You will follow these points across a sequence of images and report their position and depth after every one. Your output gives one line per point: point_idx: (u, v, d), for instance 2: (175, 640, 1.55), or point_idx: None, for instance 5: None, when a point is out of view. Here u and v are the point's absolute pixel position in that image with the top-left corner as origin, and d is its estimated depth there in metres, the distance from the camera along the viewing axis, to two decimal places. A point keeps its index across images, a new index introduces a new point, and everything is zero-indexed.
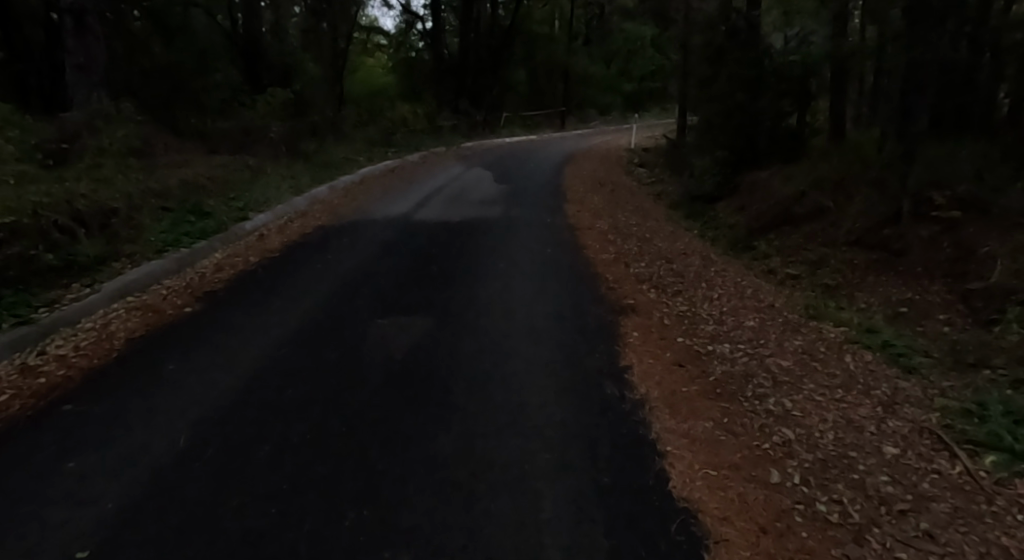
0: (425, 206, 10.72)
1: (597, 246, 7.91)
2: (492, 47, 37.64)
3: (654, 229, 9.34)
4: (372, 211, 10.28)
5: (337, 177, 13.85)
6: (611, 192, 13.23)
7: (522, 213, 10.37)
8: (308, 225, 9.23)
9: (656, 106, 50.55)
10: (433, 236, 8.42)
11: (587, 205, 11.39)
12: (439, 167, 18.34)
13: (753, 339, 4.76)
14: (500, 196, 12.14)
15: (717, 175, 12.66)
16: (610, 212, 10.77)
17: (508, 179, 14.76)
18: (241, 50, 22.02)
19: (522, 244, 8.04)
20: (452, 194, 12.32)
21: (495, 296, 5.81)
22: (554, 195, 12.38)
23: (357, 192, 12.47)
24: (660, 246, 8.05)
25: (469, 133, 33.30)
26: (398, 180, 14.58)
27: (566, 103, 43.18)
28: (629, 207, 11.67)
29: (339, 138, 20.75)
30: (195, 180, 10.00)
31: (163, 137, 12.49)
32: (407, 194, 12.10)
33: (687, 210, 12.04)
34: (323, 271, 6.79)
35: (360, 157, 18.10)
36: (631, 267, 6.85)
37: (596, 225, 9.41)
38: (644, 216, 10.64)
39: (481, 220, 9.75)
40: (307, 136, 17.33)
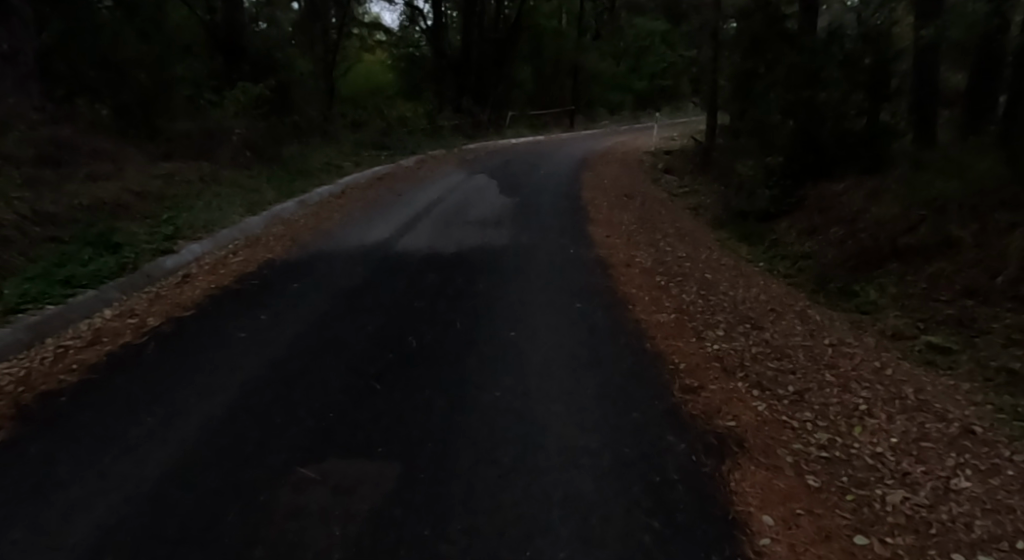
0: (410, 230, 8.55)
1: (645, 298, 5.64)
2: (498, 42, 35.44)
3: (711, 264, 7.10)
4: (344, 238, 8.10)
5: (313, 188, 11.69)
6: (641, 208, 10.96)
7: (535, 240, 8.15)
8: (255, 259, 7.04)
9: (668, 104, 48.17)
10: (415, 281, 6.22)
11: (616, 225, 9.12)
12: (436, 174, 16.13)
13: (1002, 537, 2.45)
14: (505, 214, 9.94)
15: (771, 187, 10.39)
16: (645, 234, 8.54)
17: (515, 191, 12.55)
18: (218, 43, 19.85)
19: (539, 293, 5.81)
20: (447, 211, 10.10)
21: (505, 409, 3.58)
22: (574, 212, 10.14)
23: (332, 208, 10.27)
24: (734, 297, 5.77)
25: (472, 133, 31.17)
26: (386, 191, 12.39)
27: (575, 102, 41.03)
28: (667, 226, 9.42)
29: (327, 141, 18.58)
30: (119, 198, 7.86)
31: (98, 142, 10.34)
32: (392, 213, 9.92)
33: (737, 230, 9.77)
34: (245, 345, 4.56)
35: (346, 163, 15.93)
36: (707, 343, 4.57)
37: (635, 258, 7.14)
38: (690, 241, 8.43)
39: (481, 251, 7.53)
40: (286, 139, 15.19)
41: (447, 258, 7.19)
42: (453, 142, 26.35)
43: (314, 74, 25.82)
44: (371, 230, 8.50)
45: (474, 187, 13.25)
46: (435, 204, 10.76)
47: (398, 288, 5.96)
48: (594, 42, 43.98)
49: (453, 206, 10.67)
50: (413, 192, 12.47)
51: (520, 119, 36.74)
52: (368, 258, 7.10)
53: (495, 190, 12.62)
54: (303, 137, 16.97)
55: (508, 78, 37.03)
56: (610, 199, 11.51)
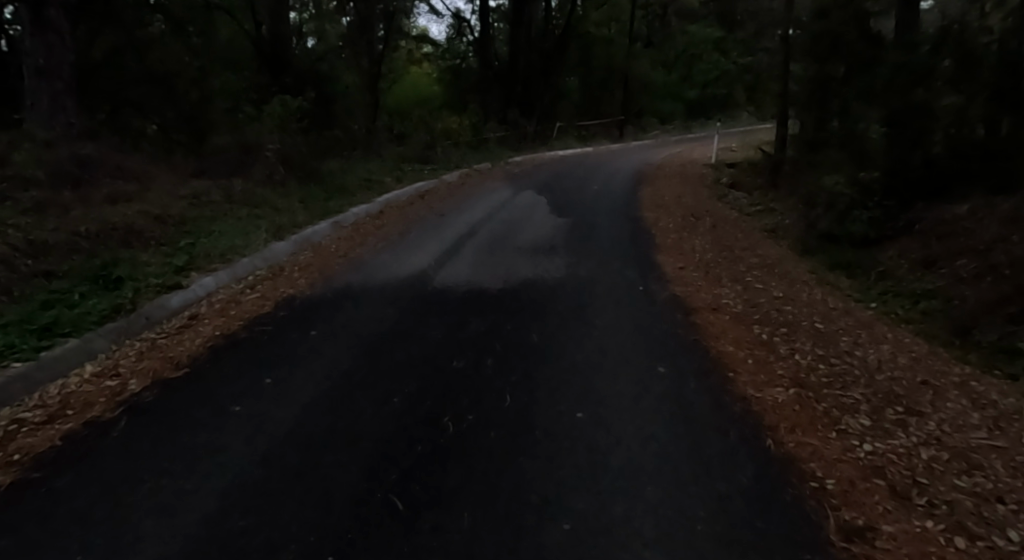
0: (451, 260, 7.53)
1: (748, 361, 4.36)
2: (545, 51, 34.54)
3: (818, 308, 5.75)
4: (376, 268, 7.16)
5: (349, 208, 10.90)
6: (712, 231, 9.64)
7: (595, 273, 6.96)
8: (273, 294, 6.15)
9: (722, 113, 46.17)
10: (454, 331, 5.13)
11: (689, 253, 7.84)
12: (481, 190, 15.18)
13: None
14: (558, 238, 8.82)
15: (870, 208, 8.93)
16: (726, 265, 7.27)
17: (568, 210, 11.40)
18: (263, 58, 19.58)
19: (607, 352, 4.61)
20: (493, 234, 9.07)
21: (579, 556, 2.38)
22: (637, 236, 8.91)
23: (368, 231, 9.41)
24: (864, 359, 4.43)
25: (518, 145, 30.29)
26: (427, 211, 11.47)
27: (625, 111, 39.71)
28: (748, 254, 8.08)
29: (369, 155, 17.92)
30: (134, 223, 7.13)
31: (128, 161, 9.80)
32: (432, 237, 8.97)
33: (830, 257, 8.35)
34: (235, 427, 3.54)
35: (387, 179, 15.17)
36: (854, 443, 3.27)
37: (721, 300, 5.85)
38: (782, 275, 7.09)
39: (532, 288, 6.42)
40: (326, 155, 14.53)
41: (492, 297, 6.10)
42: (499, 155, 25.51)
43: (359, 88, 25.42)
44: (407, 259, 7.56)
45: (522, 205, 12.22)
46: (480, 227, 9.75)
47: (434, 342, 4.89)
48: (645, 50, 42.51)
49: (500, 229, 9.64)
50: (456, 211, 11.51)
51: (567, 130, 35.67)
52: (401, 295, 6.10)
53: (546, 210, 11.51)
54: (344, 152, 16.32)
55: (555, 88, 36.05)
56: (676, 221, 10.22)
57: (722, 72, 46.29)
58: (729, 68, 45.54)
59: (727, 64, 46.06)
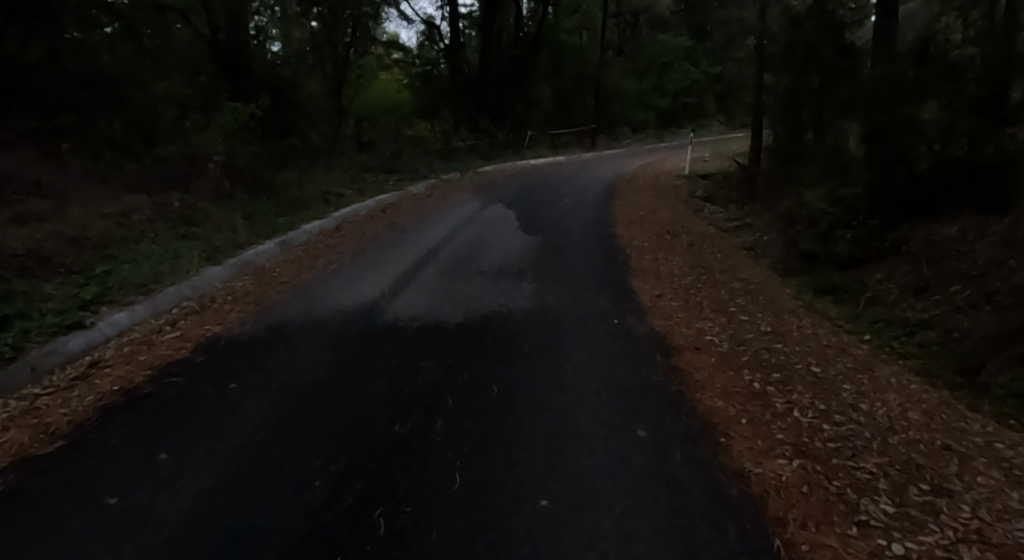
0: (407, 288, 6.84)
1: (741, 420, 3.74)
2: (517, 59, 34.01)
3: (811, 344, 5.19)
4: (322, 298, 6.42)
5: (302, 225, 10.08)
6: (690, 250, 9.12)
7: (565, 303, 6.32)
8: (195, 333, 5.34)
9: (692, 123, 46.36)
10: (402, 380, 4.40)
11: (666, 277, 7.26)
12: (448, 203, 14.50)
13: None
14: (526, 260, 8.19)
15: (854, 227, 8.48)
16: (707, 292, 6.70)
17: (537, 226, 10.78)
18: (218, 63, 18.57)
19: (578, 408, 3.94)
20: (456, 256, 8.40)
21: None
22: (611, 257, 8.32)
23: (319, 252, 8.64)
24: (870, 415, 3.85)
25: (489, 154, 29.66)
26: (387, 227, 10.73)
27: (597, 120, 39.45)
28: (729, 278, 7.55)
29: (330, 165, 17.07)
30: (41, 248, 6.23)
31: (51, 174, 8.84)
32: (389, 259, 8.26)
33: (815, 280, 7.87)
34: (100, 528, 2.74)
35: (348, 191, 14.34)
36: (880, 540, 2.62)
37: (705, 337, 5.25)
38: (766, 303, 6.55)
39: (495, 321, 5.75)
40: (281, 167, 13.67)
41: (450, 334, 5.40)
42: (469, 164, 24.81)
43: (323, 94, 24.49)
44: (359, 287, 6.84)
45: (490, 220, 11.58)
46: (442, 246, 9.07)
47: (376, 397, 4.16)
48: (617, 59, 42.38)
49: (464, 248, 8.97)
50: (419, 227, 10.81)
51: (539, 139, 35.22)
52: (345, 333, 5.36)
53: (514, 226, 10.88)
54: (303, 163, 15.43)
55: (527, 96, 35.60)
56: (651, 239, 9.68)
57: (693, 82, 46.54)
58: (699, 78, 45.86)
59: (697, 74, 46.36)
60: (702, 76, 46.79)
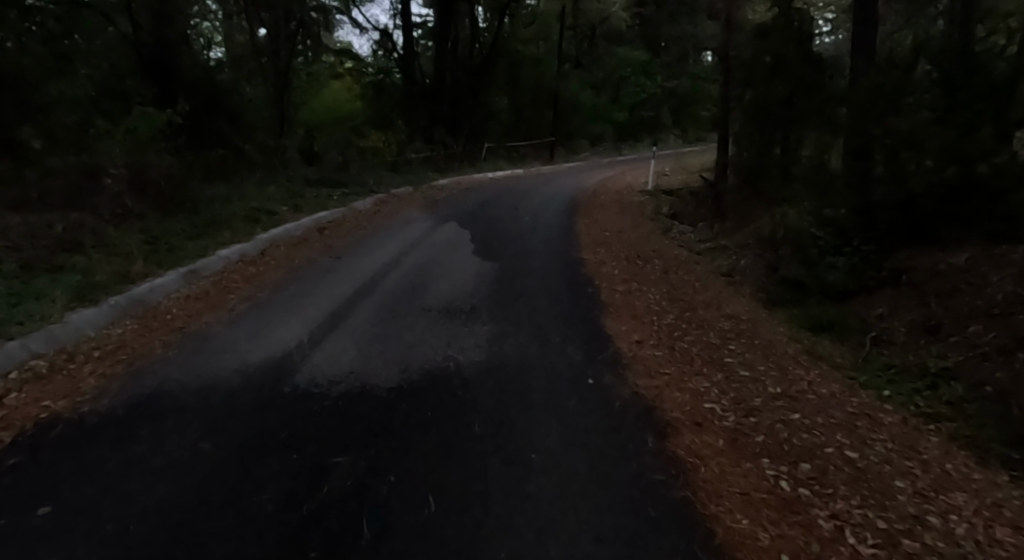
0: (332, 337, 5.52)
1: (782, 555, 2.63)
2: (473, 69, 33.01)
3: (832, 411, 4.17)
4: (219, 354, 5.03)
5: (218, 251, 8.61)
6: (664, 278, 8.12)
7: (525, 355, 5.13)
8: (25, 413, 3.88)
9: (649, 137, 46.35)
10: (302, 490, 3.12)
11: (642, 317, 6.21)
12: (396, 220, 13.18)
13: None
14: (480, 293, 6.99)
15: (846, 254, 7.66)
16: (694, 336, 5.68)
17: (492, 249, 9.62)
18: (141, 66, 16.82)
19: (551, 536, 2.74)
20: (397, 290, 7.13)
21: None
22: (578, 289, 7.20)
23: (232, 286, 7.20)
24: (951, 537, 2.79)
25: (445, 166, 28.46)
26: (320, 251, 9.37)
27: (555, 133, 38.84)
28: (715, 315, 6.55)
29: (267, 179, 15.53)
30: None
31: None
32: (316, 294, 6.92)
33: (809, 315, 6.98)
34: None
35: (284, 209, 12.91)
36: None
37: (704, 406, 4.17)
38: (763, 348, 5.55)
39: (439, 384, 4.51)
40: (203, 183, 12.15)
41: (378, 407, 4.14)
42: (423, 177, 23.54)
43: (265, 101, 22.82)
44: (271, 336, 5.49)
45: (439, 242, 10.35)
46: (381, 276, 7.77)
47: (259, 522, 2.85)
48: (574, 71, 41.89)
49: (408, 278, 7.71)
50: (358, 251, 9.47)
51: (496, 151, 34.22)
52: (237, 410, 4.01)
53: (467, 249, 9.68)
54: (232, 179, 13.92)
55: (483, 107, 34.59)
56: (621, 265, 8.65)
57: (649, 96, 46.62)
58: (655, 92, 46.13)
59: (653, 88, 46.45)
60: (658, 91, 46.97)
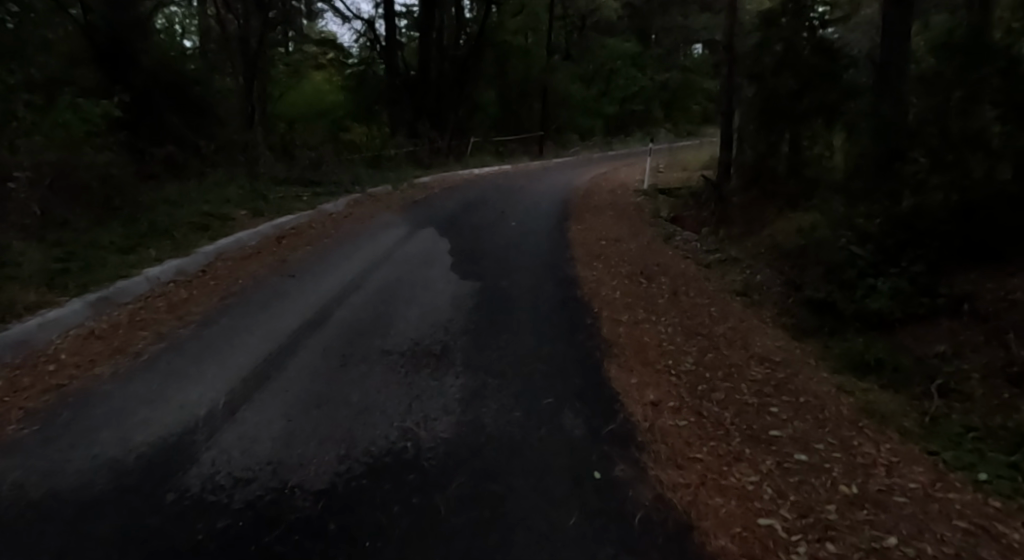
0: (257, 400, 4.24)
1: None
2: (459, 60, 31.57)
3: (938, 527, 2.97)
4: (94, 432, 3.72)
5: (148, 270, 7.25)
6: (674, 303, 6.94)
7: (507, 430, 3.89)
8: None
9: (640, 132, 45.22)
10: None
11: (655, 364, 5.00)
12: (368, 226, 11.87)
13: None
14: (455, 329, 5.75)
15: (890, 275, 6.52)
16: (725, 393, 4.49)
17: (474, 264, 8.36)
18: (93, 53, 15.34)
19: None
20: (353, 324, 5.84)
21: None
22: (574, 321, 5.97)
23: (152, 319, 5.86)
24: None
25: (429, 162, 27.17)
26: (272, 269, 8.03)
27: (545, 127, 37.66)
28: (742, 355, 5.39)
29: (229, 179, 14.21)
30: None
31: None
32: (250, 331, 5.60)
33: (852, 351, 5.82)
34: None
35: (245, 214, 11.63)
36: None
37: (761, 523, 2.94)
38: (811, 408, 4.38)
39: (389, 485, 3.24)
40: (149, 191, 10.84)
41: (294, 532, 2.85)
42: (405, 174, 22.25)
43: (234, 92, 21.30)
44: (175, 399, 4.18)
45: (412, 254, 9.06)
46: (337, 305, 6.48)
47: None
48: (564, 63, 40.57)
49: (368, 307, 6.42)
50: (317, 267, 8.16)
51: (483, 146, 32.91)
52: (79, 543, 2.69)
53: (443, 264, 8.41)
54: (188, 182, 12.62)
55: (469, 101, 33.26)
56: (622, 286, 7.46)
57: (640, 89, 45.47)
58: (645, 85, 45.13)
59: (644, 81, 45.40)
60: (648, 84, 45.92)
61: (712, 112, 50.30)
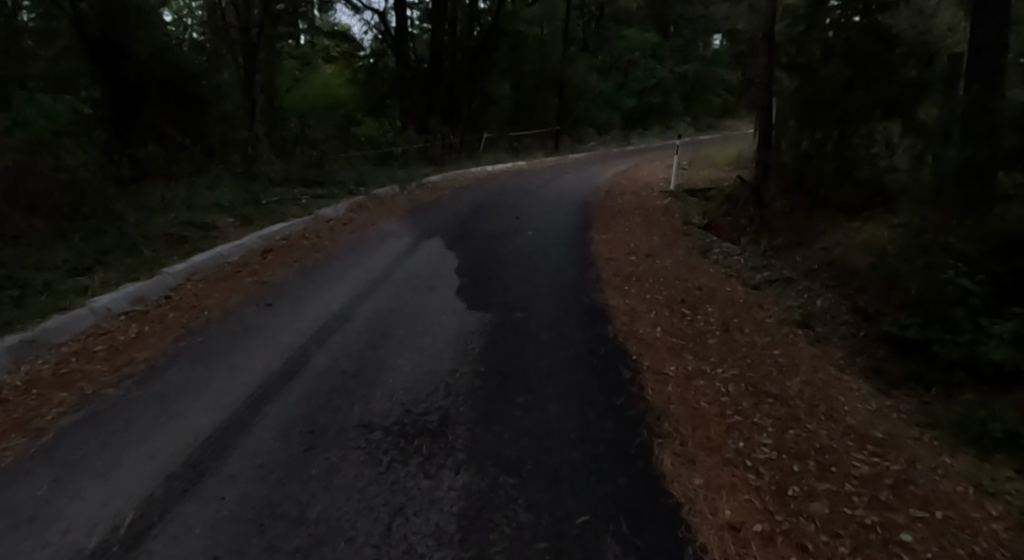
0: (176, 516, 2.98)
1: None
2: (472, 51, 29.81)
3: None
4: None
5: (98, 297, 6.12)
6: (727, 344, 5.69)
7: None
8: None
9: (658, 125, 43.69)
10: None
11: (721, 452, 3.75)
12: (367, 235, 10.70)
13: None
14: (458, 390, 4.55)
15: (1014, 320, 5.27)
16: (831, 508, 3.19)
17: (484, 291, 7.13)
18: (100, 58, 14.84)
19: None
20: (330, 386, 4.62)
21: None
22: (608, 380, 4.74)
23: (81, 372, 4.68)
24: None
25: (441, 158, 25.98)
26: (247, 295, 6.84)
27: (561, 121, 36.31)
28: (831, 430, 4.11)
29: (223, 184, 13.21)
30: None
31: None
32: (199, 393, 4.39)
33: (973, 416, 4.52)
34: None
35: (234, 224, 10.58)
36: None
37: None
38: (959, 534, 3.04)
39: None
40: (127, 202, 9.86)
41: None
42: (415, 172, 21.08)
43: (235, 86, 20.24)
44: (60, 516, 2.96)
45: (413, 275, 7.85)
46: (315, 351, 5.27)
47: None
48: (581, 54, 39.10)
49: (353, 355, 5.21)
50: (299, 293, 6.96)
51: (496, 141, 31.70)
52: None
53: (447, 290, 7.19)
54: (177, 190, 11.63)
55: (482, 95, 32.04)
56: (662, 321, 6.22)
57: (659, 82, 43.88)
58: (664, 77, 43.57)
59: (663, 72, 43.79)
60: (668, 76, 44.30)
61: (732, 104, 48.59)
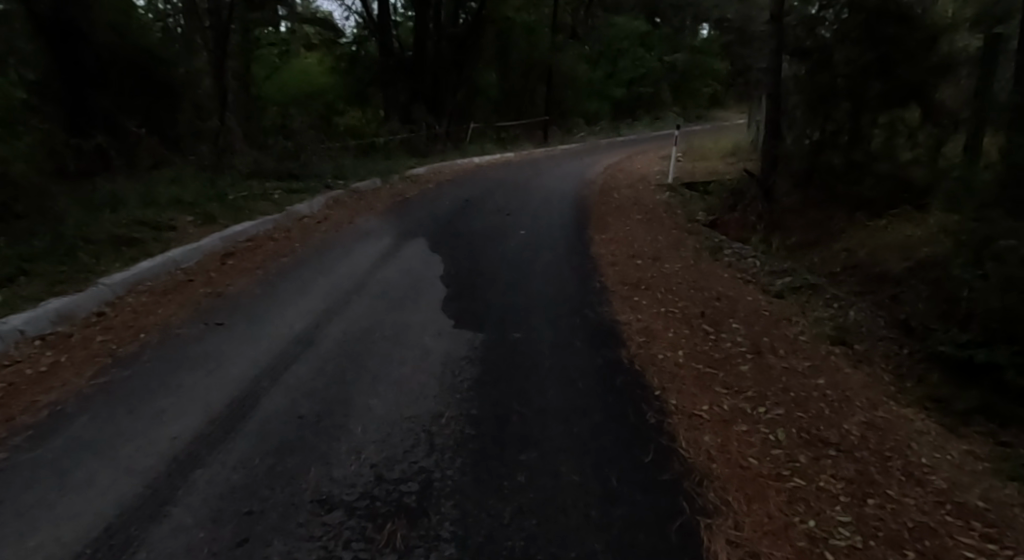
0: None
1: None
2: (458, 39, 28.69)
3: None
4: None
5: (10, 316, 5.08)
6: (764, 372, 4.80)
7: None
8: None
9: (647, 116, 42.81)
10: None
11: (790, 540, 2.82)
12: (343, 235, 9.68)
13: None
14: (443, 445, 3.61)
15: None
16: None
17: (474, 305, 6.18)
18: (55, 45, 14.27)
19: None
20: (285, 439, 3.65)
21: None
22: (630, 428, 3.82)
23: None
24: None
25: (426, 149, 24.92)
26: (195, 311, 5.81)
27: (549, 111, 35.32)
28: (920, 499, 3.23)
29: (188, 178, 12.13)
30: None
31: None
32: (112, 454, 3.39)
33: None
34: None
35: (197, 223, 9.53)
36: None
37: None
38: None
39: None
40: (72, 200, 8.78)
41: None
42: (398, 164, 20.04)
43: (204, 72, 18.96)
44: None
45: (391, 285, 6.87)
46: (270, 389, 4.29)
47: None
48: (569, 43, 38.08)
49: (316, 394, 4.24)
50: (258, 309, 5.95)
51: (483, 132, 30.60)
52: None
53: (431, 304, 6.23)
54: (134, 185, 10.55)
55: (468, 84, 30.94)
56: (683, 343, 5.32)
57: (648, 72, 42.95)
58: (653, 67, 42.73)
59: (652, 62, 42.91)
60: (657, 66, 43.45)
61: (721, 95, 47.92)
